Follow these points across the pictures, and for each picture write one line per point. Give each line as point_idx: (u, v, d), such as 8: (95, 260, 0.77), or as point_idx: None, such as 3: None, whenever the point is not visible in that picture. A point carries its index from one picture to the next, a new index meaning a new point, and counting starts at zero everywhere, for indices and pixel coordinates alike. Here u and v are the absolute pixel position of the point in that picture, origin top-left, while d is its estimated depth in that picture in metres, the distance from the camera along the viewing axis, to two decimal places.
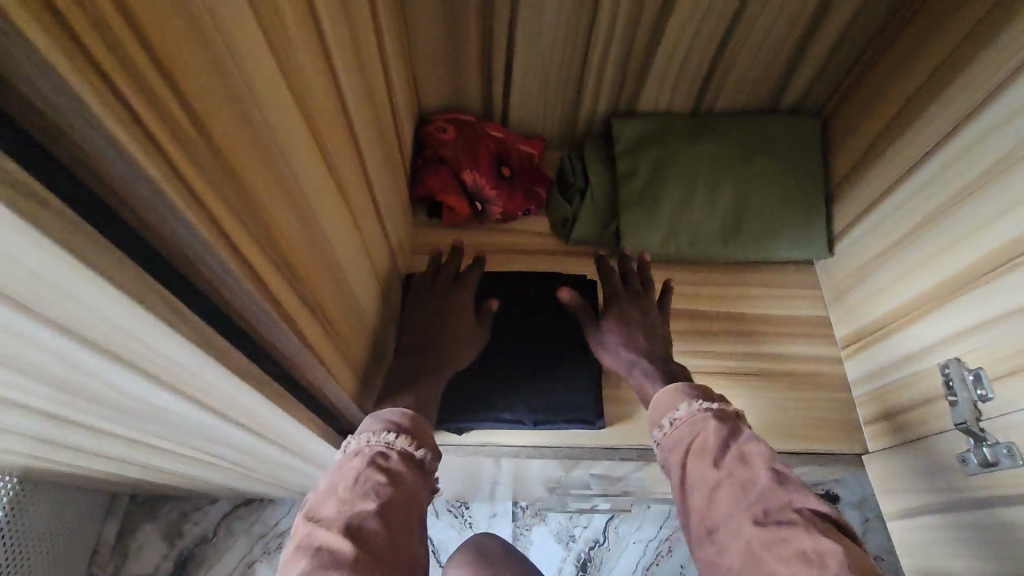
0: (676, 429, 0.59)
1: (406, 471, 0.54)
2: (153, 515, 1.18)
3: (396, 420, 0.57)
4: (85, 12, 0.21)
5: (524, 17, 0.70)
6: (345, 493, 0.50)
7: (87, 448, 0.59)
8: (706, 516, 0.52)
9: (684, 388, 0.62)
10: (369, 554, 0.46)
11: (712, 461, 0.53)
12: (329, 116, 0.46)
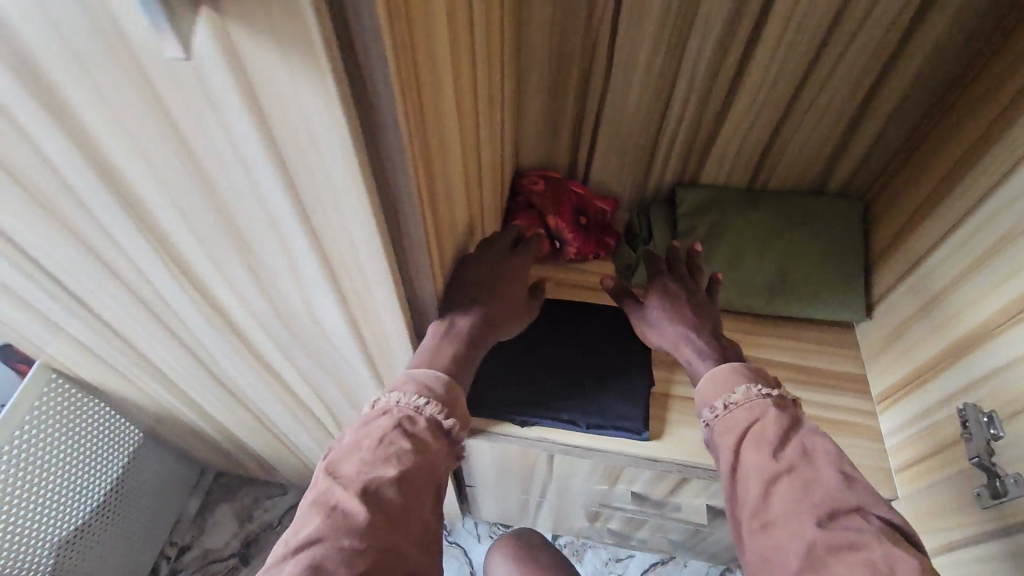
0: (728, 413, 0.68)
1: (429, 440, 0.64)
2: (231, 496, 1.32)
3: (429, 386, 0.66)
4: (402, 59, 0.40)
5: (612, 101, 0.90)
6: (368, 453, 0.60)
7: (236, 382, 0.76)
8: (760, 508, 0.60)
9: (737, 367, 0.73)
10: (380, 518, 0.56)
11: (772, 453, 0.62)
12: (470, 148, 0.64)
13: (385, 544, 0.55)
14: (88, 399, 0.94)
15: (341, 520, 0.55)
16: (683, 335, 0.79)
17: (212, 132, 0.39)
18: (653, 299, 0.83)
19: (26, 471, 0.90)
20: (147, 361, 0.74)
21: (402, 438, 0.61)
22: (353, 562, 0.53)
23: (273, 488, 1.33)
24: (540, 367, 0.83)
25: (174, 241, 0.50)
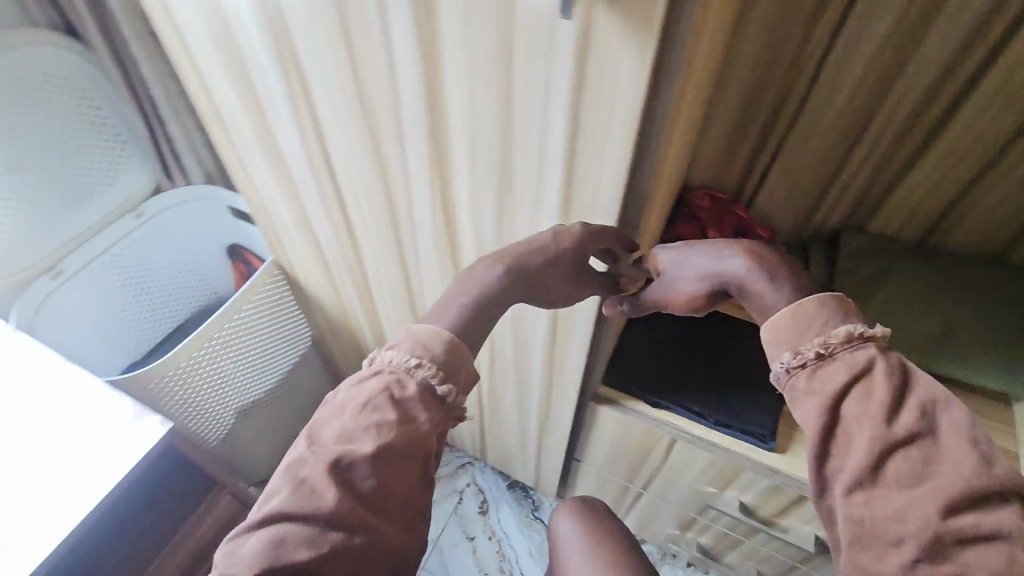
0: (821, 364, 0.55)
1: (418, 409, 0.53)
2: None
3: (429, 345, 0.56)
4: (693, 56, 0.49)
5: (798, 136, 0.95)
6: (349, 419, 0.51)
7: (422, 306, 0.90)
8: (864, 482, 0.49)
9: (822, 299, 0.57)
10: (353, 499, 0.48)
11: (882, 415, 0.50)
12: (680, 147, 0.74)
13: (356, 526, 0.47)
14: (288, 298, 1.15)
15: (308, 495, 0.47)
16: (713, 257, 0.61)
17: (533, 91, 0.50)
18: (656, 261, 0.65)
19: (234, 348, 1.11)
20: (362, 270, 0.90)
21: (386, 406, 0.52)
22: (317, 544, 0.45)
23: None
24: (680, 357, 0.88)
25: (452, 173, 0.64)
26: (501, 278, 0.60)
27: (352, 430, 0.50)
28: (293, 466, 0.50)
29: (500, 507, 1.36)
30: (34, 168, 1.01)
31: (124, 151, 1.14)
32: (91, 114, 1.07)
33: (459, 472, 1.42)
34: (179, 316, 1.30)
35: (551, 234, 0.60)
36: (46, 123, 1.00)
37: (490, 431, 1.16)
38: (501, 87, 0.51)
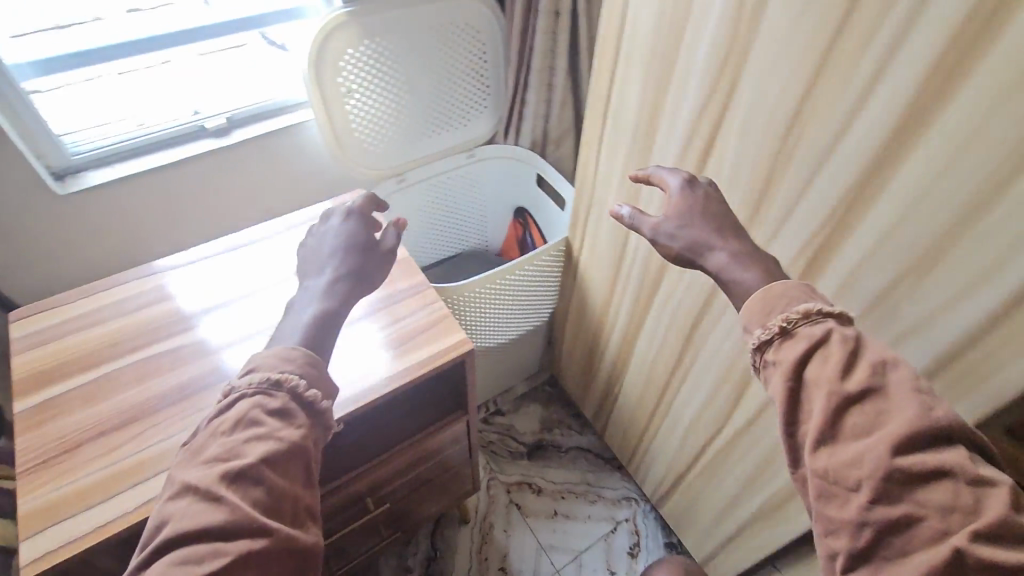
0: (785, 340, 0.52)
1: (290, 415, 0.59)
2: (545, 404, 1.55)
3: (288, 359, 0.63)
4: None
5: None
6: (223, 443, 0.56)
7: (701, 339, 0.88)
8: (825, 439, 0.48)
9: (790, 282, 0.55)
10: (240, 507, 0.51)
11: (838, 375, 0.48)
12: None
13: (253, 530, 0.51)
14: (556, 274, 1.21)
15: (201, 512, 0.51)
16: (718, 226, 0.63)
17: None
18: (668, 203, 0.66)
19: (510, 303, 1.17)
20: (658, 278, 0.91)
21: (260, 421, 0.57)
22: (221, 551, 0.48)
23: (578, 428, 1.51)
24: None
25: (854, 229, 0.61)
26: (325, 284, 0.74)
27: (232, 446, 0.54)
28: (178, 499, 0.53)
29: (650, 559, 1.29)
30: (427, 89, 1.22)
31: (484, 101, 1.32)
32: (479, 62, 1.25)
33: (622, 503, 1.38)
34: (457, 247, 1.51)
35: (343, 228, 0.81)
36: (449, 58, 1.20)
37: (689, 485, 1.10)
38: (1011, 160, 0.48)
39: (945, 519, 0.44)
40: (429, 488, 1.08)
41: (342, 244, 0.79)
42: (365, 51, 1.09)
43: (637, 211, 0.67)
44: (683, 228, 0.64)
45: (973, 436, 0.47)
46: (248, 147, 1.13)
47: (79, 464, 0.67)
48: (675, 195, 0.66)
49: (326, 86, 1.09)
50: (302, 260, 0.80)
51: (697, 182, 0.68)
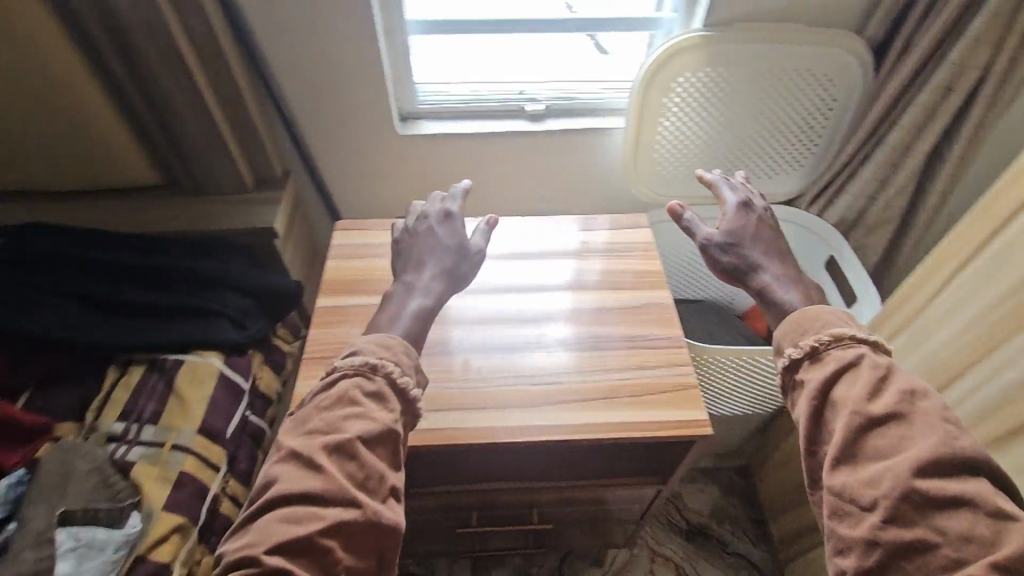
0: (813, 359, 0.66)
1: (384, 398, 0.63)
2: (726, 493, 1.39)
3: (384, 347, 0.67)
4: None
5: None
6: (325, 418, 0.61)
7: None
8: (845, 459, 0.58)
9: (825, 309, 0.70)
10: (333, 478, 0.57)
11: (864, 398, 0.59)
12: None
13: (345, 501, 0.57)
14: None
15: (302, 478, 0.58)
16: (763, 249, 0.80)
17: None
18: (726, 223, 0.82)
19: (740, 384, 1.06)
20: None
21: (358, 403, 0.62)
22: (318, 518, 0.55)
23: (752, 537, 1.33)
24: None
25: None
26: (420, 280, 0.77)
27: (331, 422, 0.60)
28: (286, 461, 0.60)
29: None
30: (748, 128, 1.13)
31: (805, 159, 1.18)
32: (821, 116, 1.11)
33: None
34: (707, 294, 1.41)
35: (435, 224, 0.83)
36: (785, 103, 1.09)
37: None
38: None
39: (961, 550, 0.52)
40: (579, 523, 1.05)
41: (436, 242, 0.82)
42: (701, 77, 1.04)
43: (698, 217, 0.82)
44: (732, 246, 0.80)
45: (989, 472, 0.56)
46: (552, 136, 1.19)
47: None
48: (732, 214, 0.83)
49: (647, 105, 1.07)
50: (397, 253, 0.83)
51: (752, 207, 0.85)
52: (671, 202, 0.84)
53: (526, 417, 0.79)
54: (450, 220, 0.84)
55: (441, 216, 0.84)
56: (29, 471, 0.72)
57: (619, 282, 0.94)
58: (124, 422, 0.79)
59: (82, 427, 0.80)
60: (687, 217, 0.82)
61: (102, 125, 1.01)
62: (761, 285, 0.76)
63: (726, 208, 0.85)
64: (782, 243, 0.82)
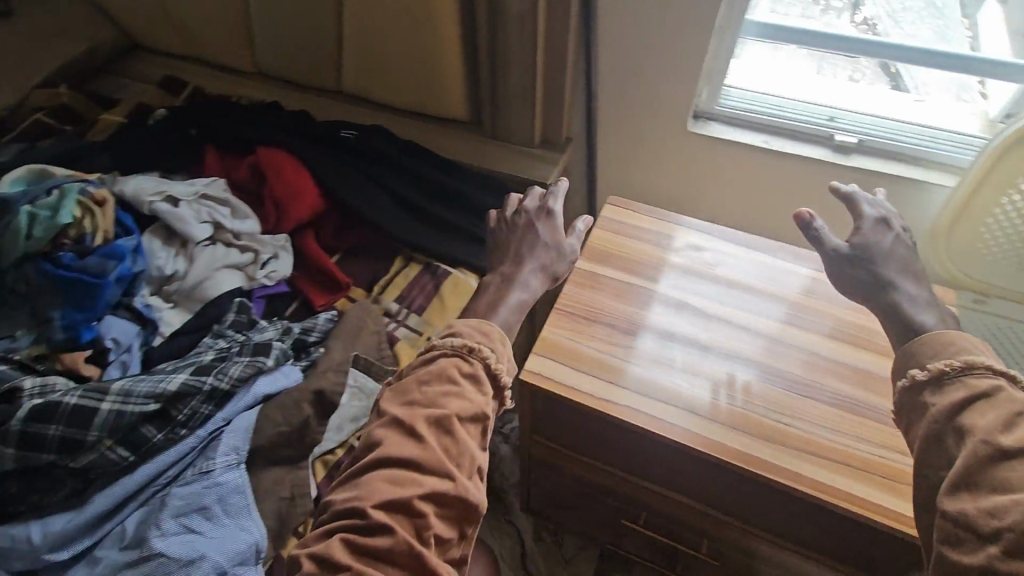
0: (939, 385, 0.57)
1: (481, 382, 0.59)
2: None
3: (477, 334, 0.63)
4: None
5: None
6: (419, 393, 0.58)
7: None
8: (966, 486, 0.50)
9: (965, 336, 0.60)
10: (429, 449, 0.54)
11: (997, 427, 0.51)
12: None
13: (442, 473, 0.54)
14: None
15: (398, 443, 0.55)
16: (896, 265, 0.69)
17: None
18: (858, 238, 0.71)
19: None
20: None
21: (456, 382, 0.59)
22: (411, 484, 0.53)
23: None
24: None
25: None
26: (520, 274, 0.73)
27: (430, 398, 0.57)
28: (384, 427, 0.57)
29: None
30: None
31: None
32: None
33: None
34: None
35: (535, 218, 0.79)
36: None
37: None
38: None
39: None
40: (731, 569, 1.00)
41: (535, 241, 0.77)
42: None
43: (828, 228, 0.72)
44: (865, 262, 0.69)
45: None
46: (854, 173, 1.09)
47: (589, 335, 0.88)
48: (869, 231, 0.72)
49: (995, 172, 0.90)
50: (495, 245, 0.80)
51: (891, 224, 0.73)
52: (800, 210, 0.74)
53: (723, 437, 0.79)
54: (551, 216, 0.79)
55: (539, 212, 0.80)
56: (336, 316, 0.83)
57: (861, 342, 0.87)
58: (397, 303, 0.95)
59: (369, 294, 0.96)
60: (809, 228, 0.72)
61: (446, 59, 1.17)
62: (898, 301, 0.66)
63: (857, 219, 0.73)
64: (914, 258, 0.71)
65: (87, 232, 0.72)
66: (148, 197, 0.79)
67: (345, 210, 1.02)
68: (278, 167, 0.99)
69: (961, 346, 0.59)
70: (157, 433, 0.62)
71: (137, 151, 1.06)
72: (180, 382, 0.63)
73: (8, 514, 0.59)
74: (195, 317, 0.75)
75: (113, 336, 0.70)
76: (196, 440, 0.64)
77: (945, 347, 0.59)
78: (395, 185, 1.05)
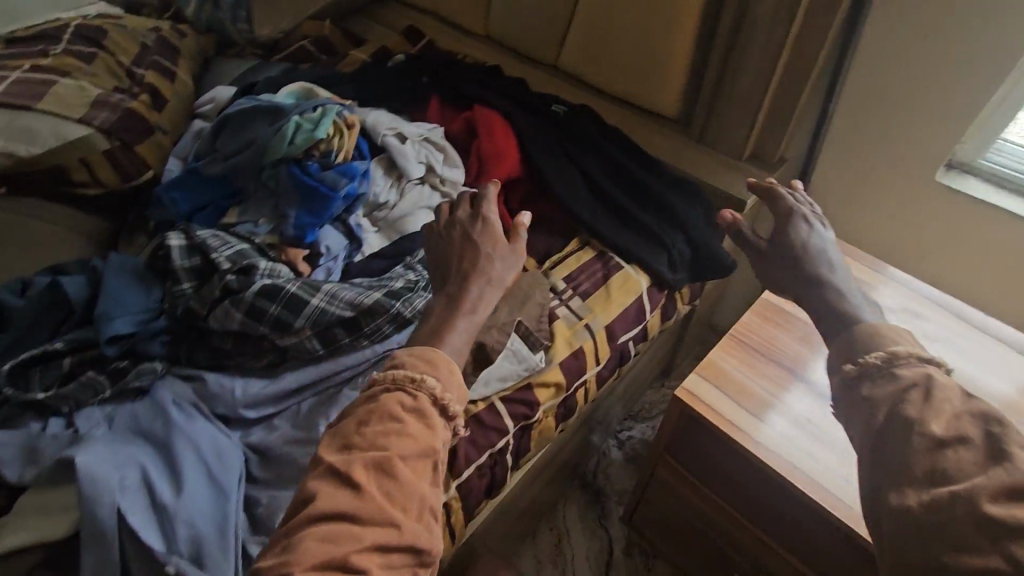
0: (863, 378, 0.53)
1: (426, 417, 0.52)
2: None
3: (422, 363, 0.54)
4: None
5: None
6: (357, 435, 0.51)
7: None
8: (912, 481, 0.44)
9: (889, 327, 0.56)
10: (371, 499, 0.47)
11: (928, 416, 0.47)
12: None
13: (387, 521, 0.47)
14: None
15: (335, 490, 0.48)
16: (825, 263, 0.67)
17: None
18: (783, 233, 0.70)
19: None
20: None
21: (397, 418, 0.51)
22: (352, 535, 0.46)
23: None
24: None
25: None
26: (466, 294, 0.60)
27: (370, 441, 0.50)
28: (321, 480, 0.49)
29: None
30: None
31: None
32: None
33: None
34: None
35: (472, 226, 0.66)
36: None
37: None
38: None
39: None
40: None
41: (475, 255, 0.63)
42: None
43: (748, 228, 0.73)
44: (789, 258, 0.68)
45: None
46: None
47: (760, 372, 0.80)
48: (794, 231, 0.70)
49: None
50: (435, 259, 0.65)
51: (814, 221, 0.72)
52: (725, 214, 0.76)
53: None
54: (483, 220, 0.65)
55: (472, 221, 0.67)
56: None
57: None
58: (564, 283, 0.95)
59: (541, 266, 0.97)
60: (730, 226, 0.74)
61: (673, 53, 1.12)
62: (830, 297, 0.63)
63: (778, 210, 0.73)
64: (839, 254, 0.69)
65: (333, 149, 0.81)
66: (383, 130, 0.87)
67: (538, 182, 1.04)
68: (489, 127, 1.04)
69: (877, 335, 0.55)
70: (346, 336, 0.68)
71: (375, 86, 1.17)
72: (374, 299, 0.69)
73: (222, 364, 0.70)
74: (391, 245, 0.82)
75: (327, 244, 0.78)
76: (372, 353, 0.70)
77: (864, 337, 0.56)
78: (589, 168, 1.04)
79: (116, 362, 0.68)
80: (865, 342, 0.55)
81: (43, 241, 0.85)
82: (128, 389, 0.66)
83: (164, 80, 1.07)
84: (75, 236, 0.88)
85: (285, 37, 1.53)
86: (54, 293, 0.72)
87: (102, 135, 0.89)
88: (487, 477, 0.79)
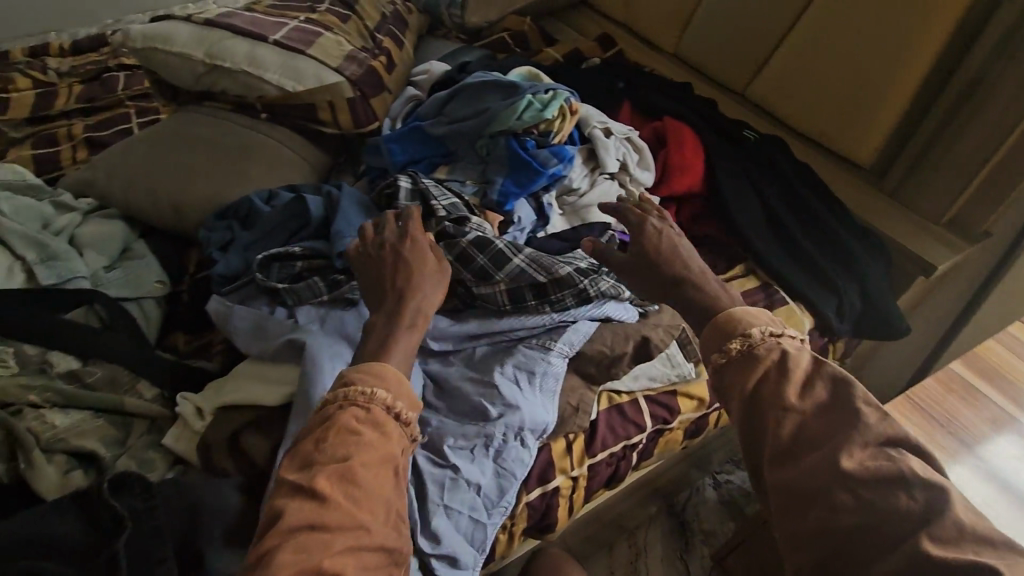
0: (727, 361, 0.58)
1: (382, 427, 0.53)
2: None
3: (374, 379, 0.56)
4: None
5: None
6: (316, 449, 0.52)
7: None
8: (780, 453, 0.52)
9: (744, 311, 0.60)
10: (339, 505, 0.48)
11: (792, 391, 0.53)
12: None
13: (359, 525, 0.48)
14: None
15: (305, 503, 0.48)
16: (678, 274, 0.67)
17: None
18: (646, 247, 0.70)
19: None
20: None
21: (356, 431, 0.52)
22: (325, 537, 0.47)
23: None
24: None
25: None
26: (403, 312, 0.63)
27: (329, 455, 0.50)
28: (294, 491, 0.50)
29: None
30: None
31: None
32: None
33: None
34: None
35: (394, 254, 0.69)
36: None
37: None
38: None
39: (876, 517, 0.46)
40: None
41: (408, 270, 0.67)
42: None
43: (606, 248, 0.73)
44: (654, 264, 0.69)
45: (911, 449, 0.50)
46: None
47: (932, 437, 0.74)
48: (648, 241, 0.70)
49: None
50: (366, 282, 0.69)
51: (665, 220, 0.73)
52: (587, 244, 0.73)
53: None
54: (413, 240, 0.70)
55: (401, 240, 0.70)
56: None
57: None
58: None
59: None
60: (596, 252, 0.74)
61: (887, 102, 1.08)
62: (691, 296, 0.65)
63: (636, 220, 0.73)
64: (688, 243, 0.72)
65: (552, 131, 0.89)
66: (595, 124, 0.93)
67: (713, 202, 1.05)
68: (681, 139, 1.06)
69: (729, 319, 0.60)
70: (532, 298, 0.77)
71: (573, 84, 1.23)
72: (567, 272, 0.77)
73: None
74: (572, 230, 0.87)
75: (521, 215, 0.85)
76: (550, 319, 0.77)
77: (723, 325, 0.60)
78: (770, 198, 1.04)
79: (337, 274, 0.79)
80: (725, 328, 0.60)
81: (285, 164, 1.01)
82: (343, 297, 0.77)
83: (396, 48, 1.21)
84: (307, 167, 1.04)
85: (488, 27, 1.64)
86: (297, 207, 0.85)
87: (349, 84, 1.03)
88: (613, 467, 0.81)
